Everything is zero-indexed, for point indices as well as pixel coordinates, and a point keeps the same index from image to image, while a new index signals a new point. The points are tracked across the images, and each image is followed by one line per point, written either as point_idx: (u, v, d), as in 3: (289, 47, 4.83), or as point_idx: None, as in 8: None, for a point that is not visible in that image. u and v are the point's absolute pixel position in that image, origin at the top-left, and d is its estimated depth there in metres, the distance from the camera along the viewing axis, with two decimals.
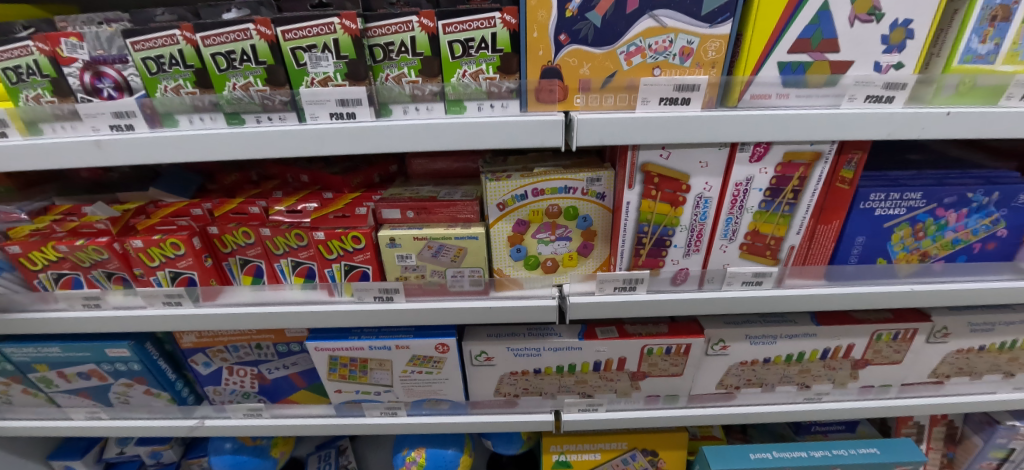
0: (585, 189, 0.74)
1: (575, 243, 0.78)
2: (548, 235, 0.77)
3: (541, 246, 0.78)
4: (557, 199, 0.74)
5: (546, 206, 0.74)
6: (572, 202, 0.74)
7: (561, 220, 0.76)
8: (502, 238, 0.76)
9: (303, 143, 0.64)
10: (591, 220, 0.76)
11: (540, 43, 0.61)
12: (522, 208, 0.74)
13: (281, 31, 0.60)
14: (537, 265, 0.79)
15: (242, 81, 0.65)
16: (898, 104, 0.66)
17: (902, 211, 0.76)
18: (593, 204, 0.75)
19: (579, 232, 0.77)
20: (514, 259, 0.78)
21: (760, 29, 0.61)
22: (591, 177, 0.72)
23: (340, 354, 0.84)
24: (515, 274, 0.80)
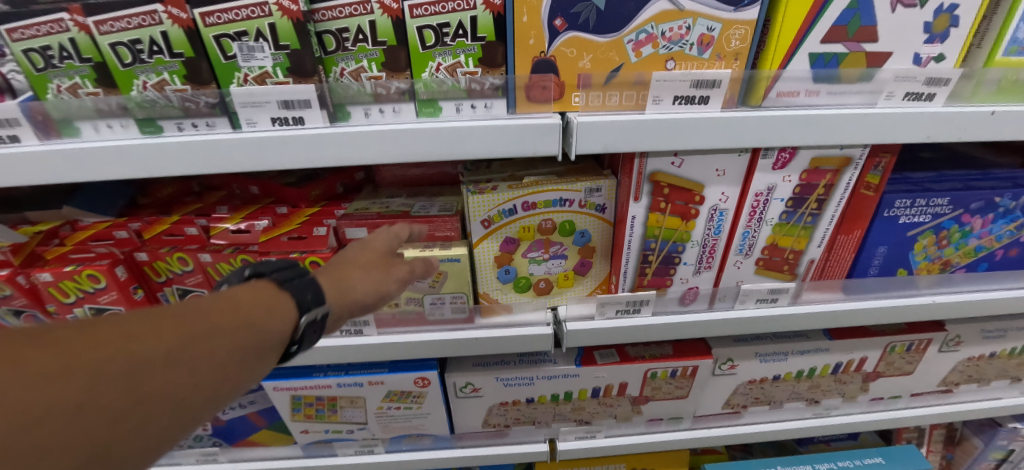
0: (582, 201, 0.64)
1: (572, 261, 0.69)
2: (541, 254, 0.67)
3: (533, 266, 0.68)
4: (551, 213, 0.64)
5: (539, 221, 0.64)
6: (568, 216, 0.64)
7: (555, 236, 0.66)
8: (488, 260, 0.66)
9: (242, 156, 0.52)
10: (589, 235, 0.67)
11: (531, 29, 0.50)
12: (511, 225, 0.63)
13: (200, 13, 0.47)
14: (528, 287, 0.70)
15: (154, 78, 0.51)
16: (939, 102, 0.58)
17: (927, 217, 0.69)
18: (592, 218, 0.66)
19: (576, 249, 0.68)
20: (502, 281, 0.69)
21: (792, 14, 0.52)
22: (589, 187, 0.62)
23: (304, 393, 0.73)
24: (504, 298, 0.70)
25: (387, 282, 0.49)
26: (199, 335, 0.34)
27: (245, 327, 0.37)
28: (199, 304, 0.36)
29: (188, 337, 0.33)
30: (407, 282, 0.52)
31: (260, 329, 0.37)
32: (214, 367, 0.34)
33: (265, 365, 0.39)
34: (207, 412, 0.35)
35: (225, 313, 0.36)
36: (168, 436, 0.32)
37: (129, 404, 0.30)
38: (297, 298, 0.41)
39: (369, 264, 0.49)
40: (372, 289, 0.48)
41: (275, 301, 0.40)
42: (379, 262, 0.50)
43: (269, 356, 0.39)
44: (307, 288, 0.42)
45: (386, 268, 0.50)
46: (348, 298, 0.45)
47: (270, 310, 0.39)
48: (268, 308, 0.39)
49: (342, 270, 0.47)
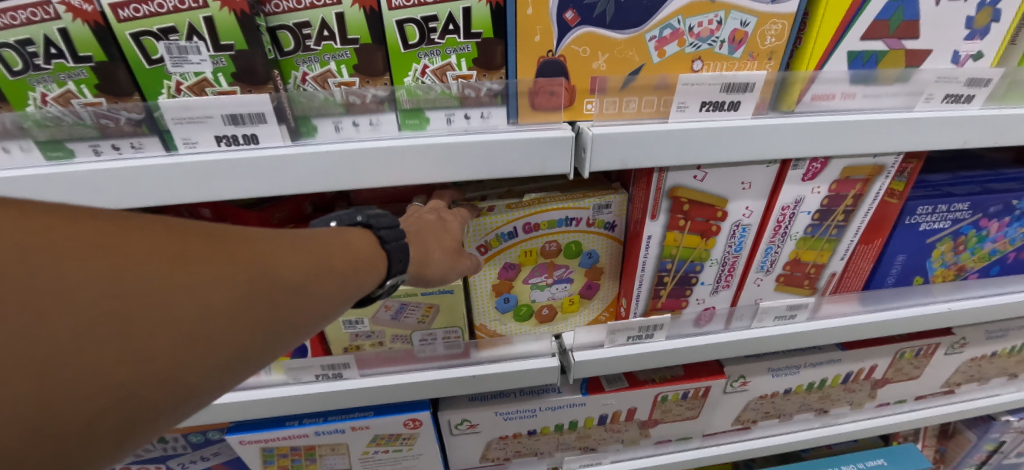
0: (591, 219, 0.56)
1: (578, 284, 0.62)
2: (544, 279, 0.59)
3: (535, 292, 0.61)
4: (556, 234, 0.56)
5: (541, 243, 0.56)
6: (574, 235, 0.57)
7: (560, 259, 0.59)
8: (485, 289, 0.59)
9: (182, 184, 0.42)
10: (597, 256, 0.60)
11: (536, 23, 0.42)
12: (510, 248, 0.56)
13: (107, 4, 0.35)
14: (529, 314, 0.63)
15: (55, 89, 0.39)
16: (976, 104, 0.53)
17: (947, 224, 0.66)
18: (601, 237, 0.58)
19: (583, 271, 0.61)
20: (501, 311, 0.61)
21: (834, 7, 0.45)
22: (599, 204, 0.55)
23: (276, 444, 0.63)
24: (503, 327, 0.64)
25: (460, 258, 0.47)
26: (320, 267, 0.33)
27: (359, 263, 0.36)
28: (314, 237, 0.35)
29: (313, 268, 0.32)
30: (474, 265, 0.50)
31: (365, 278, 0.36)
32: (323, 304, 0.33)
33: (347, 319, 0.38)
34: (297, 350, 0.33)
35: (342, 252, 0.35)
36: (266, 365, 0.30)
37: (263, 304, 0.28)
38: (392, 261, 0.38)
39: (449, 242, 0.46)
40: (444, 272, 0.45)
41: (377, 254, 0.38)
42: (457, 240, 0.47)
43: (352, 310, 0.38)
44: (404, 259, 0.39)
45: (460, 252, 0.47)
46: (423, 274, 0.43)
47: (378, 262, 0.38)
48: (376, 260, 0.38)
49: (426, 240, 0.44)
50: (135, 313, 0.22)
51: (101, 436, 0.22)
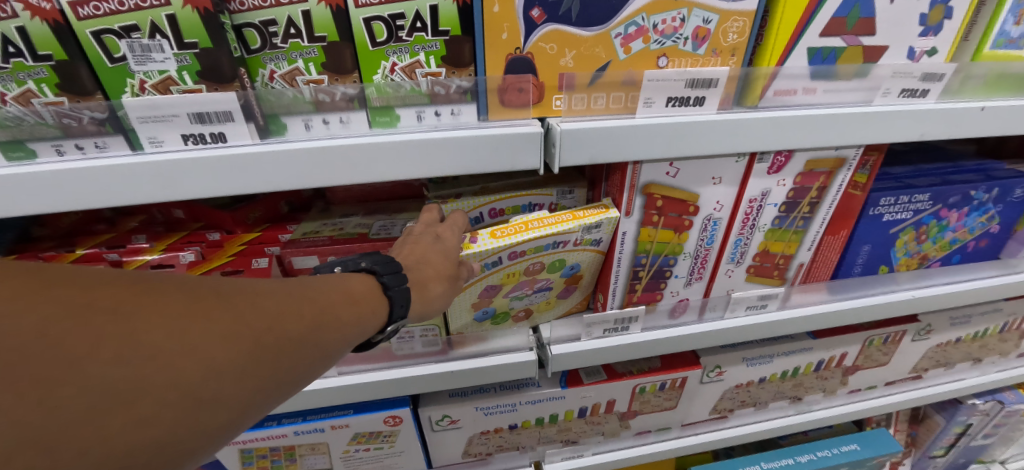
0: (579, 239, 0.55)
1: (557, 290, 0.63)
2: (524, 290, 0.60)
3: (513, 301, 0.61)
4: (542, 255, 0.55)
5: (526, 264, 0.56)
6: (560, 255, 0.56)
7: (543, 274, 0.59)
8: (465, 305, 0.58)
9: (150, 184, 0.41)
10: (580, 268, 0.60)
11: (503, 20, 0.42)
12: (495, 272, 0.55)
13: (68, 3, 0.35)
14: (505, 319, 0.64)
15: (15, 88, 0.39)
16: (931, 98, 0.55)
17: (909, 214, 0.68)
18: (586, 252, 0.58)
19: (562, 281, 0.61)
20: (478, 319, 0.62)
21: (792, 5, 0.46)
22: (588, 225, 0.53)
23: (254, 445, 0.63)
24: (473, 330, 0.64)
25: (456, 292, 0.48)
26: (325, 318, 0.34)
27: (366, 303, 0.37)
28: (323, 284, 0.36)
29: (320, 321, 0.33)
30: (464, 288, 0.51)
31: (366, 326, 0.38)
32: (329, 351, 0.34)
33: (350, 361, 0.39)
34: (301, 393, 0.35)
35: (348, 301, 0.37)
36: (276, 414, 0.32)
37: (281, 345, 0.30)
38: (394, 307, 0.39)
39: (449, 284, 0.46)
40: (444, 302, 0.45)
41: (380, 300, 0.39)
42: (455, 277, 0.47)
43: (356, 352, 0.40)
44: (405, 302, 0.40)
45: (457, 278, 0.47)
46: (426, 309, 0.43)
47: (380, 307, 0.39)
48: (379, 306, 0.39)
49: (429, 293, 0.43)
50: (149, 384, 0.24)
51: None
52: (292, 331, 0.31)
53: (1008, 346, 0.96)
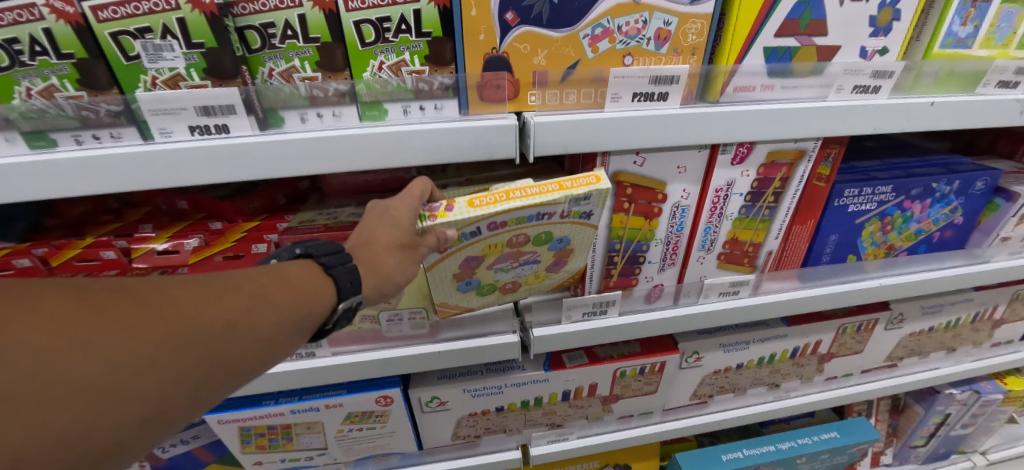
0: (565, 212, 0.52)
1: (547, 265, 0.61)
2: (510, 262, 0.58)
3: (499, 273, 0.60)
4: (526, 227, 0.53)
5: (509, 236, 0.54)
6: (546, 228, 0.54)
7: (528, 247, 0.57)
8: (447, 276, 0.57)
9: (160, 171, 0.46)
10: (570, 242, 0.58)
11: (480, 23, 0.46)
12: (475, 242, 0.53)
13: (89, 7, 0.40)
14: (492, 290, 0.63)
15: (40, 83, 0.43)
16: (884, 94, 0.59)
17: (873, 205, 0.72)
18: (574, 225, 0.55)
19: (551, 254, 0.59)
20: (463, 291, 0.61)
21: (746, 9, 0.51)
22: (576, 197, 0.50)
23: (253, 423, 0.66)
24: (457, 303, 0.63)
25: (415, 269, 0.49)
26: (252, 305, 0.36)
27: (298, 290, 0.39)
28: (255, 275, 0.38)
29: (245, 307, 0.35)
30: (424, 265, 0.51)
31: (308, 308, 0.39)
32: (260, 337, 0.36)
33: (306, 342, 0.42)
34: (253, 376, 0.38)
35: (281, 287, 0.38)
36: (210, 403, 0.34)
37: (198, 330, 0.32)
38: (342, 290, 0.41)
39: (403, 253, 0.46)
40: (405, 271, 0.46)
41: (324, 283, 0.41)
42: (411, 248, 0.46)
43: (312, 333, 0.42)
44: (349, 276, 0.41)
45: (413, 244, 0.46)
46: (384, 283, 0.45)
47: (319, 291, 0.40)
48: (320, 289, 0.40)
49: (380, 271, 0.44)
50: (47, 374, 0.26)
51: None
52: (209, 322, 0.33)
53: (981, 336, 0.99)
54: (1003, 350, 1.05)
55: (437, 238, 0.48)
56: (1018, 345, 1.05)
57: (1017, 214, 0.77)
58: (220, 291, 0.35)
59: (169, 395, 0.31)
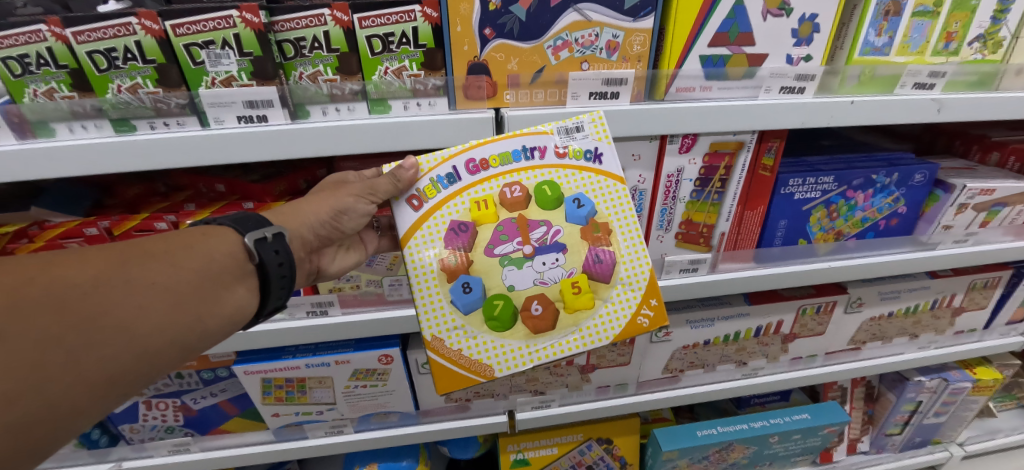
0: (562, 149, 0.60)
1: (572, 255, 0.60)
2: (519, 248, 0.60)
3: (509, 271, 0.60)
4: (523, 175, 0.60)
5: (502, 190, 0.60)
6: (547, 172, 0.61)
7: (535, 210, 0.60)
8: (443, 269, 0.59)
9: (213, 151, 0.59)
10: (586, 211, 0.60)
11: (465, 37, 0.59)
12: (464, 196, 0.59)
13: (170, 25, 0.53)
14: (512, 319, 0.59)
15: (128, 82, 0.56)
16: (809, 94, 0.70)
17: (817, 194, 0.81)
18: (579, 172, 0.61)
19: (574, 228, 0.61)
20: (465, 307, 0.59)
21: (680, 24, 0.62)
22: (566, 128, 0.60)
23: (274, 375, 0.78)
24: (476, 352, 0.60)
25: (342, 214, 0.59)
26: (137, 260, 0.42)
27: (188, 245, 0.46)
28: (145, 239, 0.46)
29: (130, 261, 0.42)
30: (360, 212, 0.60)
31: (209, 254, 0.47)
32: (156, 283, 0.42)
33: (232, 291, 0.49)
34: (180, 327, 0.44)
35: (166, 243, 0.46)
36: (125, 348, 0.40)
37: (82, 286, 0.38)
38: (238, 226, 0.51)
39: (322, 196, 0.59)
40: (323, 206, 0.58)
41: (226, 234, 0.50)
42: (331, 193, 0.60)
43: (233, 281, 0.49)
44: (244, 219, 0.52)
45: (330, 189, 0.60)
46: (299, 217, 0.56)
47: (211, 242, 0.48)
48: (212, 241, 0.48)
49: (297, 209, 0.57)
50: None
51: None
52: (90, 277, 0.39)
53: (942, 323, 1.06)
54: (967, 339, 1.11)
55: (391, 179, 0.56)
56: (981, 334, 1.12)
57: (955, 204, 0.85)
58: (104, 255, 0.42)
59: (70, 345, 0.37)
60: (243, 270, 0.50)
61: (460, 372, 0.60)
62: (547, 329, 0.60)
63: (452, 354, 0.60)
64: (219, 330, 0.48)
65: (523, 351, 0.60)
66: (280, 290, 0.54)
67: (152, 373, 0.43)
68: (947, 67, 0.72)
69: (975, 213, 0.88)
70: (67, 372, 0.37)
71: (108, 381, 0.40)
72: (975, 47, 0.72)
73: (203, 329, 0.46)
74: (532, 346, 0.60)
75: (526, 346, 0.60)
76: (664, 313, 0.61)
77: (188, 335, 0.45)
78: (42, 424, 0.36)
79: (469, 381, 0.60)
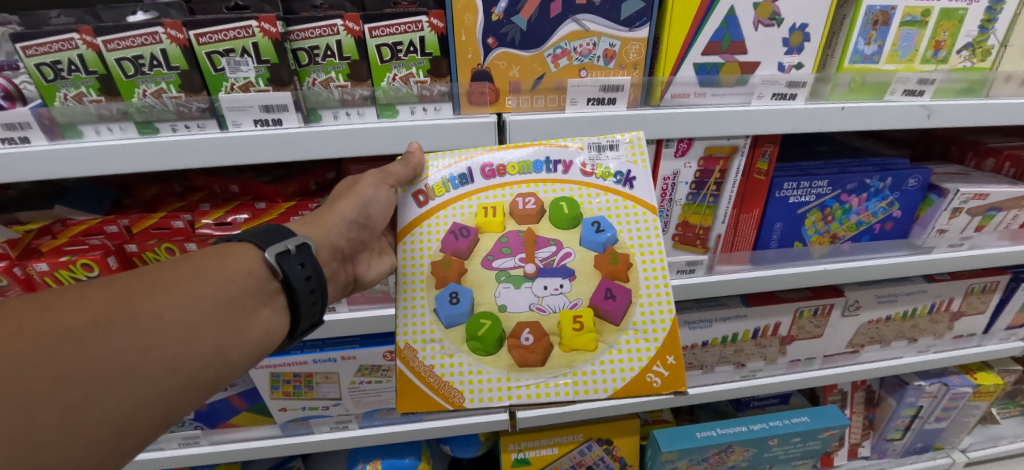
0: (590, 168, 0.62)
1: (579, 283, 0.60)
2: (520, 264, 0.60)
3: (503, 288, 0.59)
4: (541, 187, 0.62)
5: (516, 202, 0.61)
6: (567, 189, 0.62)
7: (547, 228, 0.61)
8: (433, 276, 0.60)
9: (231, 152, 0.62)
10: (604, 238, 0.59)
11: (469, 46, 0.62)
12: (474, 200, 0.62)
13: (194, 35, 0.57)
14: (497, 342, 0.58)
15: (153, 87, 0.60)
16: (801, 101, 0.72)
17: (812, 197, 0.83)
18: (604, 193, 0.62)
19: (586, 252, 0.61)
20: (447, 317, 0.59)
21: (675, 34, 0.65)
22: (596, 145, 0.62)
23: (282, 370, 0.81)
24: (448, 374, 0.58)
25: (365, 208, 0.64)
26: (155, 287, 0.44)
27: (203, 269, 0.48)
28: (155, 268, 0.47)
29: (150, 289, 0.43)
30: (382, 203, 0.65)
31: (224, 278, 0.48)
32: (178, 308, 0.44)
33: (253, 311, 0.50)
34: (208, 348, 0.45)
35: (183, 269, 0.47)
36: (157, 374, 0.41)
37: (103, 318, 0.40)
38: (258, 241, 0.53)
39: (344, 197, 0.64)
40: (348, 205, 0.63)
41: (244, 254, 0.52)
42: (350, 192, 0.64)
43: (254, 300, 0.50)
44: (265, 235, 0.54)
45: (348, 190, 0.65)
46: (327, 218, 0.61)
47: (227, 263, 0.50)
48: (229, 263, 0.50)
49: (319, 220, 0.61)
50: None
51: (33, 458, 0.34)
52: (110, 307, 0.40)
53: (941, 327, 1.07)
54: (967, 344, 1.12)
55: (406, 167, 0.61)
56: (981, 339, 1.12)
57: (949, 208, 0.86)
58: (124, 284, 0.43)
59: (101, 374, 0.38)
60: (265, 291, 0.52)
61: (426, 392, 0.57)
62: (533, 364, 0.57)
63: (423, 371, 0.58)
64: (244, 357, 0.49)
65: (502, 383, 0.57)
66: (309, 307, 0.56)
67: (177, 411, 0.44)
68: (937, 74, 0.74)
69: (970, 217, 0.90)
70: (86, 419, 0.37)
71: (145, 407, 0.41)
72: (964, 55, 0.74)
73: (227, 358, 0.47)
74: (512, 380, 0.57)
75: (505, 378, 0.57)
76: (680, 374, 0.57)
77: (215, 361, 0.46)
78: (89, 452, 0.38)
79: (433, 404, 0.57)
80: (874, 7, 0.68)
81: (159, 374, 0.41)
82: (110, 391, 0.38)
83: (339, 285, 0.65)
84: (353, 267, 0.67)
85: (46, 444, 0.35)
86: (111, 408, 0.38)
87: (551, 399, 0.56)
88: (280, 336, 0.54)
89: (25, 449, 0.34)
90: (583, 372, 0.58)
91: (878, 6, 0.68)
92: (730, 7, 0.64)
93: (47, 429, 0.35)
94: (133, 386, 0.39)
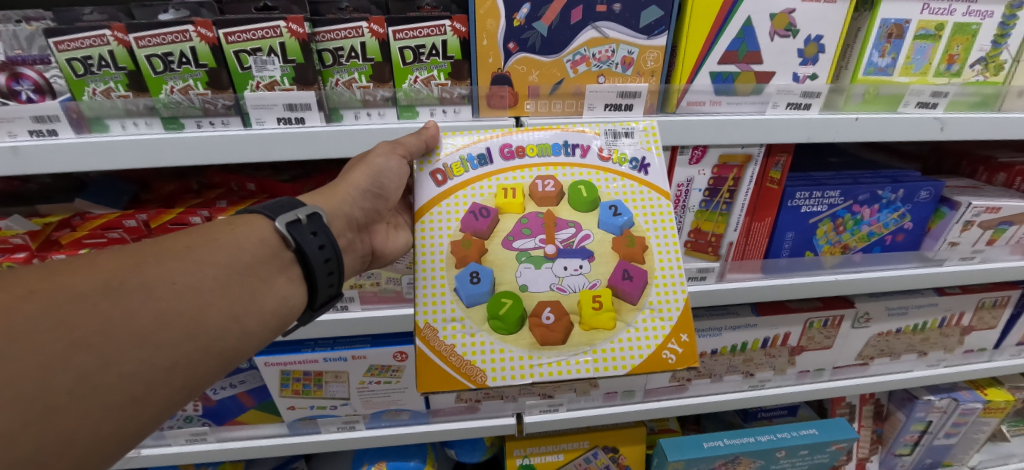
0: (607, 152, 0.65)
1: (599, 264, 0.61)
2: (540, 245, 0.61)
3: (525, 269, 0.61)
4: (559, 170, 0.64)
5: (535, 182, 0.63)
6: (586, 172, 0.64)
7: (565, 210, 0.63)
8: (453, 254, 0.60)
9: (252, 149, 0.63)
10: (621, 221, 0.61)
11: (490, 50, 0.63)
12: (494, 181, 0.63)
13: (223, 33, 0.58)
14: (520, 320, 0.58)
15: (180, 84, 0.61)
16: (815, 111, 0.72)
17: (824, 207, 0.83)
18: (622, 179, 0.64)
19: (604, 234, 0.62)
20: (467, 293, 0.59)
21: (692, 41, 0.66)
22: (614, 132, 0.65)
23: (292, 368, 0.81)
24: (470, 353, 0.58)
25: (379, 178, 0.63)
26: (164, 256, 0.45)
27: (212, 239, 0.49)
28: (167, 238, 0.48)
29: (160, 258, 0.44)
30: (398, 172, 0.64)
31: (237, 246, 0.49)
32: (189, 275, 0.44)
33: (270, 281, 0.51)
34: (222, 315, 0.46)
35: (193, 239, 0.48)
36: (170, 339, 0.41)
37: (113, 283, 0.40)
38: (270, 212, 0.54)
39: (359, 165, 0.63)
40: (362, 173, 0.62)
41: (255, 224, 0.53)
42: (366, 159, 0.63)
43: (266, 270, 0.51)
44: (278, 206, 0.55)
45: (365, 157, 0.63)
46: (342, 187, 0.61)
47: (237, 233, 0.51)
48: (237, 234, 0.51)
49: (332, 190, 0.61)
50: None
51: (50, 417, 0.35)
52: (121, 274, 0.41)
53: (951, 341, 1.06)
54: (977, 359, 1.11)
55: (425, 140, 0.61)
56: (991, 354, 1.12)
57: (961, 221, 0.86)
58: (134, 253, 0.44)
59: (115, 337, 0.38)
60: (280, 260, 0.53)
61: (449, 371, 0.57)
62: (554, 343, 0.58)
63: (444, 350, 0.58)
64: (262, 324, 0.50)
65: (524, 362, 0.57)
66: (326, 277, 0.57)
67: (196, 379, 0.44)
68: (950, 87, 0.74)
69: (981, 231, 0.90)
70: (103, 383, 0.37)
71: (163, 373, 0.41)
72: (977, 69, 0.75)
73: (243, 325, 0.48)
74: (533, 358, 0.57)
75: (528, 357, 0.57)
76: (694, 350, 0.59)
77: (229, 329, 0.46)
78: (111, 414, 0.38)
79: (455, 383, 0.57)
80: (889, 20, 0.69)
81: (174, 339, 0.41)
82: (126, 354, 0.39)
83: (357, 256, 0.66)
84: (370, 238, 0.68)
85: (63, 405, 0.35)
86: (129, 371, 0.39)
87: (573, 376, 0.57)
88: (298, 305, 0.55)
89: (43, 408, 0.34)
90: (602, 349, 0.58)
91: (893, 19, 0.69)
92: (747, 17, 0.65)
93: (64, 391, 0.35)
94: (147, 350, 0.40)
